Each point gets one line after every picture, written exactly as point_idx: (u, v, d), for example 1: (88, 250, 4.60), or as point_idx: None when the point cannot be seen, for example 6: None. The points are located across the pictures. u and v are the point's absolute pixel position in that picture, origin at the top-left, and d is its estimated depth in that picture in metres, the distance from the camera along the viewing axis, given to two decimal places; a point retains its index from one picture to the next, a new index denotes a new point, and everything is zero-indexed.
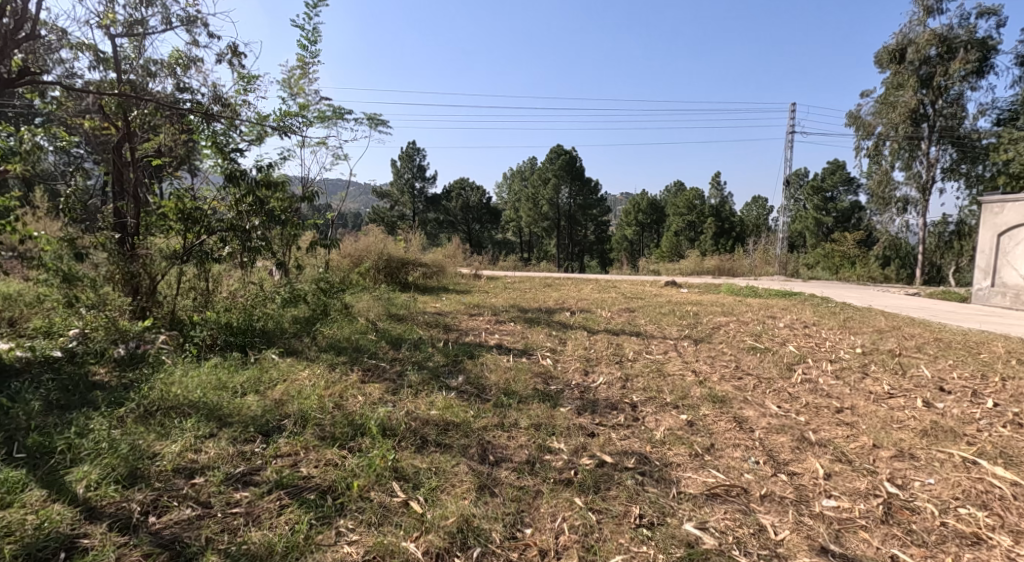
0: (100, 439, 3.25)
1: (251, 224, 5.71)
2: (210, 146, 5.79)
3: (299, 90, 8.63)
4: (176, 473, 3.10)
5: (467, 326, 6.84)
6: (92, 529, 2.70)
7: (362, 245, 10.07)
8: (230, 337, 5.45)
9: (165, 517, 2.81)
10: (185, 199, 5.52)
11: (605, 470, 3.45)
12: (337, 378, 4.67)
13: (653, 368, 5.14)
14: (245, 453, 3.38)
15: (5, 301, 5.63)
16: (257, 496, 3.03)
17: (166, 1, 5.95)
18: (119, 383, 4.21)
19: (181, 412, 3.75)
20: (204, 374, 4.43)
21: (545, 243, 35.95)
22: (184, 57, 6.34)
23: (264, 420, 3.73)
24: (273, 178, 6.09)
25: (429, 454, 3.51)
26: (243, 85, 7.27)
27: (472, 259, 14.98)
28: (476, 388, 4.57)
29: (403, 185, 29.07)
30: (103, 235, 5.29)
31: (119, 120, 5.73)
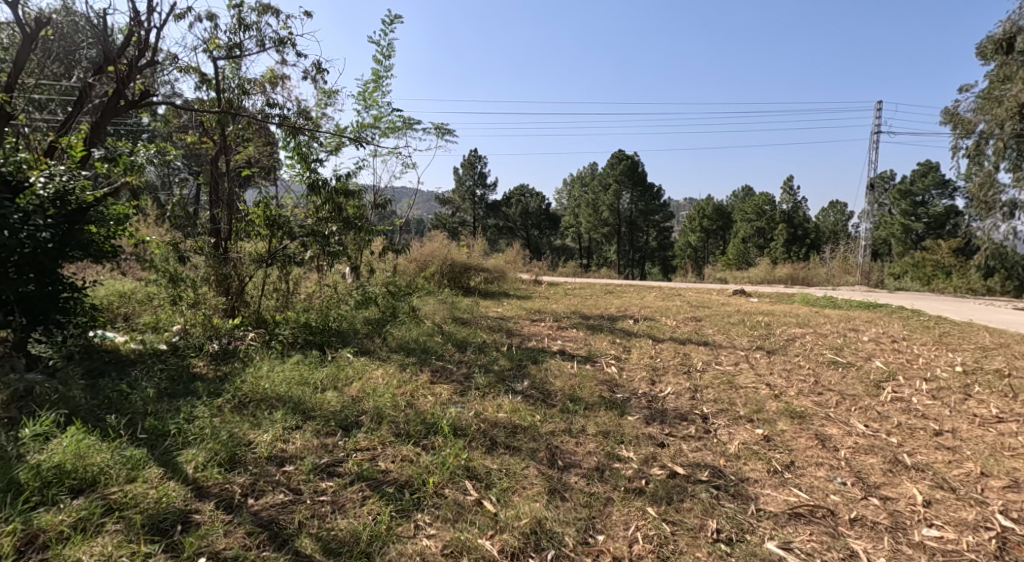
0: (203, 425, 3.49)
1: (329, 229, 6.00)
2: (295, 156, 6.12)
3: (372, 102, 8.99)
4: (269, 461, 3.31)
5: (529, 332, 6.88)
6: (202, 506, 2.88)
7: (427, 250, 10.31)
8: (309, 336, 5.71)
9: (262, 500, 2.98)
10: (271, 206, 5.86)
11: (678, 482, 3.41)
12: (409, 378, 4.82)
13: (724, 379, 5.02)
14: (328, 445, 3.55)
15: (120, 299, 6.12)
16: (341, 486, 3.17)
17: (262, 24, 6.38)
18: (215, 375, 4.51)
19: (270, 404, 3.98)
20: (288, 370, 4.68)
21: (606, 250, 35.61)
22: (275, 76, 6.78)
23: (343, 416, 3.90)
24: (350, 186, 6.40)
25: (498, 456, 3.57)
26: (324, 100, 7.67)
27: (533, 265, 15.06)
28: (542, 393, 4.61)
29: (464, 192, 29.53)
30: (201, 240, 5.74)
31: (217, 135, 6.16)
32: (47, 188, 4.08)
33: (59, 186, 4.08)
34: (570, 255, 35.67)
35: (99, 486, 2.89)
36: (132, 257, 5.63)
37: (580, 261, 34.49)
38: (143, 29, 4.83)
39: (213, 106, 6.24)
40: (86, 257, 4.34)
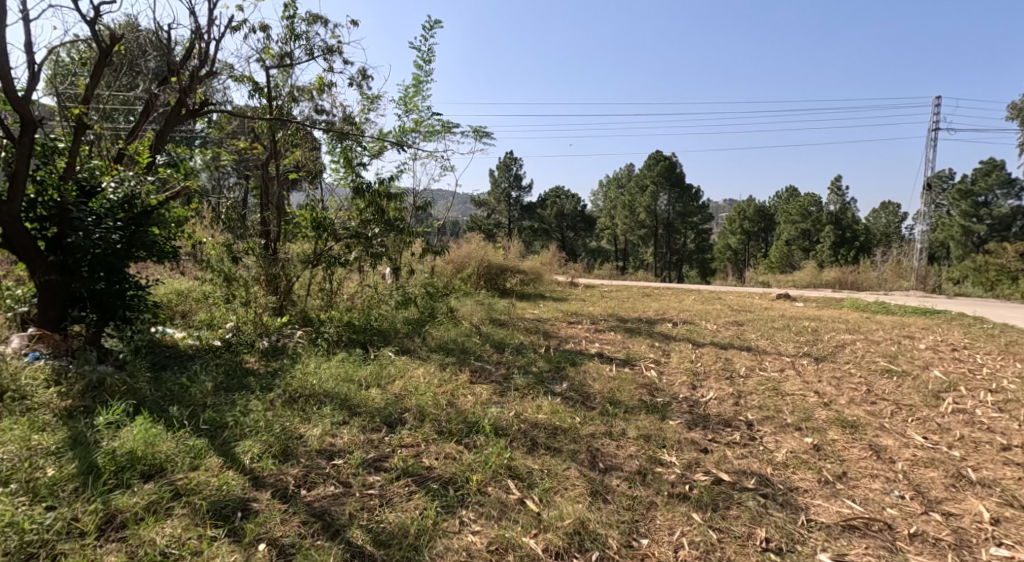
0: (258, 418, 3.62)
1: (372, 231, 6.14)
2: (341, 161, 6.30)
3: (413, 106, 9.14)
4: (319, 454, 3.40)
5: (566, 334, 6.88)
6: (259, 495, 2.99)
7: (464, 252, 10.40)
8: (353, 334, 5.83)
9: (314, 492, 3.08)
10: (316, 209, 6.10)
11: (723, 488, 3.37)
12: (449, 377, 4.88)
13: (769, 386, 4.93)
14: (374, 441, 3.63)
15: (177, 297, 6.38)
16: (388, 480, 3.24)
17: (312, 34, 6.57)
18: (266, 370, 4.66)
19: (318, 400, 4.09)
20: (333, 367, 4.80)
21: (643, 252, 35.25)
22: (323, 83, 6.95)
23: (387, 412, 3.98)
24: (392, 189, 6.55)
25: (539, 456, 3.59)
26: (369, 106, 7.84)
27: (568, 267, 15.03)
28: (580, 396, 4.61)
29: (500, 194, 29.63)
30: (252, 242, 5.95)
31: (267, 141, 6.38)
32: (117, 193, 4.31)
33: (127, 191, 4.30)
34: (607, 257, 35.37)
35: (167, 472, 3.03)
36: (189, 257, 5.85)
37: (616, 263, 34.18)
38: (204, 41, 5.02)
39: (265, 113, 6.44)
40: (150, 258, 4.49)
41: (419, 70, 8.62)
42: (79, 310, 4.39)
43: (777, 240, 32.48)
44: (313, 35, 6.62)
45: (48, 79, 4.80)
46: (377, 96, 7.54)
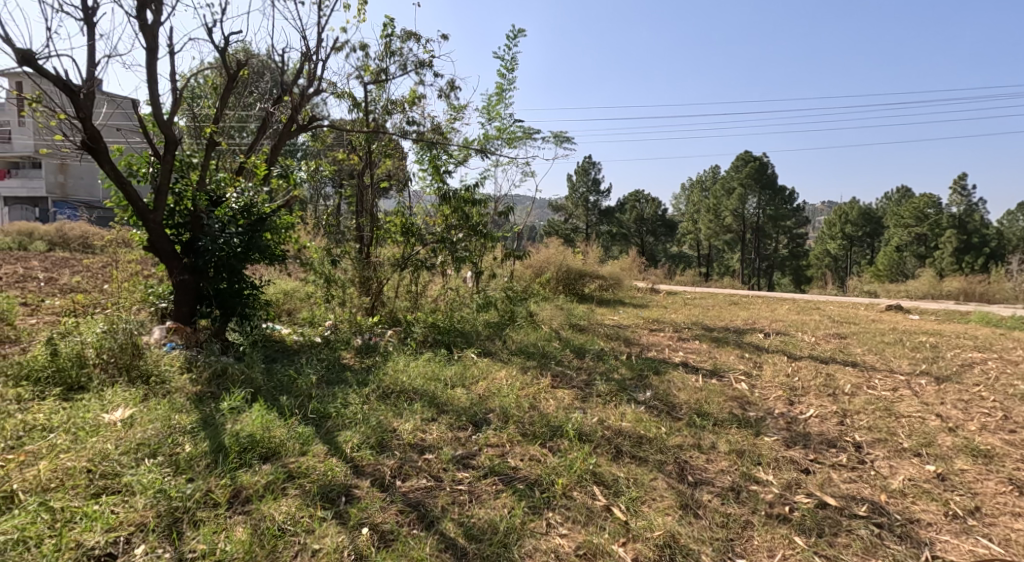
0: (356, 411, 3.85)
1: (456, 236, 6.36)
2: (429, 168, 6.58)
3: (495, 114, 9.37)
4: (411, 447, 3.57)
5: (649, 341, 6.81)
6: (360, 483, 3.17)
7: (542, 257, 10.50)
8: (438, 335, 6.03)
9: (409, 483, 3.24)
10: (404, 215, 6.42)
11: (829, 513, 3.25)
12: (531, 380, 4.97)
13: (880, 405, 4.67)
14: (461, 439, 3.76)
15: (284, 296, 6.91)
16: (476, 478, 3.36)
17: (405, 50, 6.88)
18: (361, 366, 4.93)
19: (409, 396, 4.28)
20: (421, 365, 4.99)
21: (729, 258, 34.07)
22: (415, 96, 7.25)
23: (473, 412, 4.11)
24: (476, 195, 6.74)
25: (625, 465, 3.60)
26: (455, 115, 8.11)
27: (649, 274, 14.83)
28: (665, 405, 4.55)
29: (578, 199, 29.38)
30: (348, 246, 6.37)
31: (363, 152, 6.75)
32: (237, 202, 4.81)
33: (247, 201, 4.79)
34: (690, 263, 34.46)
35: (281, 455, 3.29)
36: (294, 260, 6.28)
37: (700, 269, 33.22)
38: (312, 62, 5.39)
39: (362, 126, 6.80)
40: (263, 260, 4.94)
41: (503, 78, 8.84)
42: (205, 307, 4.83)
43: (887, 246, 30.55)
44: (408, 51, 6.91)
45: (183, 102, 5.32)
46: (463, 105, 7.79)
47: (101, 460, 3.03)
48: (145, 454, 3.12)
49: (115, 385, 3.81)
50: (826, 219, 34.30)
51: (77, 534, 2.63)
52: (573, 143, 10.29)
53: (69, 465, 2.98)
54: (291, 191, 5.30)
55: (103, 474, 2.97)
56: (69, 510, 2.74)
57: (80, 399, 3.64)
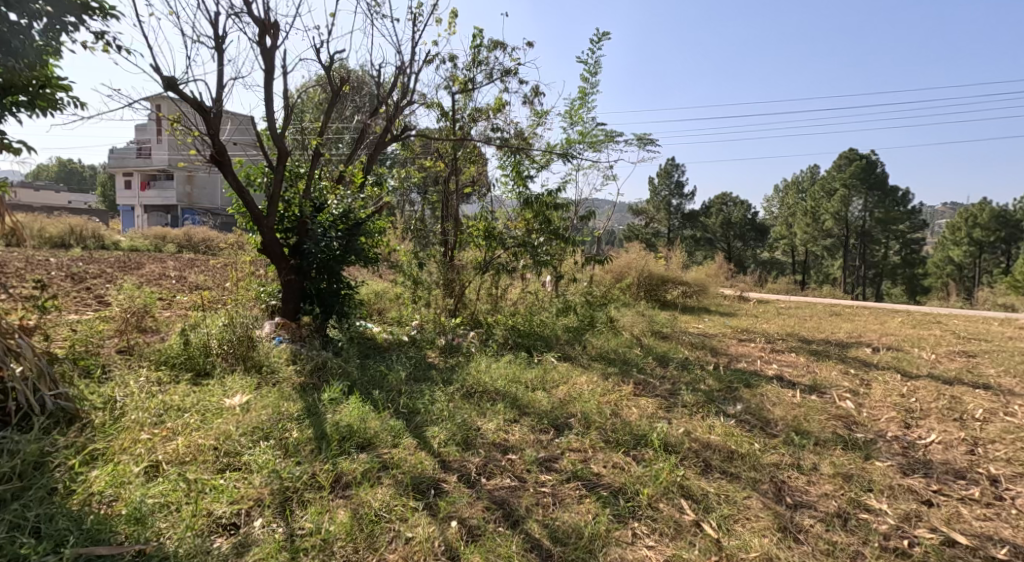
0: (443, 408, 4.02)
1: (537, 240, 6.43)
2: (512, 174, 6.70)
3: (578, 118, 9.40)
4: (494, 446, 3.68)
5: (738, 352, 6.63)
6: (448, 477, 3.31)
7: (623, 262, 10.43)
8: (519, 338, 6.12)
9: (493, 481, 3.33)
10: (486, 219, 6.54)
11: (955, 552, 3.05)
12: (613, 387, 4.96)
13: (1018, 434, 4.32)
14: (544, 441, 3.83)
15: (375, 296, 7.32)
16: (559, 481, 3.41)
17: (492, 59, 7.06)
18: (445, 365, 5.11)
19: (491, 396, 4.40)
20: (502, 367, 5.10)
21: (827, 265, 32.33)
22: (500, 103, 7.42)
23: (555, 415, 4.17)
24: (558, 200, 6.75)
25: (715, 480, 3.53)
26: (538, 121, 8.22)
27: (736, 280, 14.37)
28: (758, 421, 4.43)
29: (660, 202, 29.02)
30: (433, 250, 6.62)
31: (449, 159, 6.97)
32: (337, 208, 5.19)
33: (345, 205, 5.17)
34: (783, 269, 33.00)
35: (375, 446, 3.50)
36: (384, 263, 6.65)
37: (794, 276, 31.71)
38: (406, 75, 5.66)
39: (449, 135, 7.03)
40: (359, 262, 5.27)
41: (587, 83, 8.86)
42: (308, 304, 5.27)
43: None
44: (495, 60, 7.08)
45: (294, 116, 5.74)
46: (546, 111, 7.89)
47: (225, 439, 3.37)
48: (259, 437, 3.44)
49: (233, 372, 4.24)
50: (949, 222, 31.64)
51: (209, 503, 2.92)
52: (656, 146, 10.20)
53: (200, 442, 3.32)
54: (385, 197, 5.66)
55: (226, 452, 3.30)
56: (200, 481, 3.05)
57: (206, 384, 4.06)
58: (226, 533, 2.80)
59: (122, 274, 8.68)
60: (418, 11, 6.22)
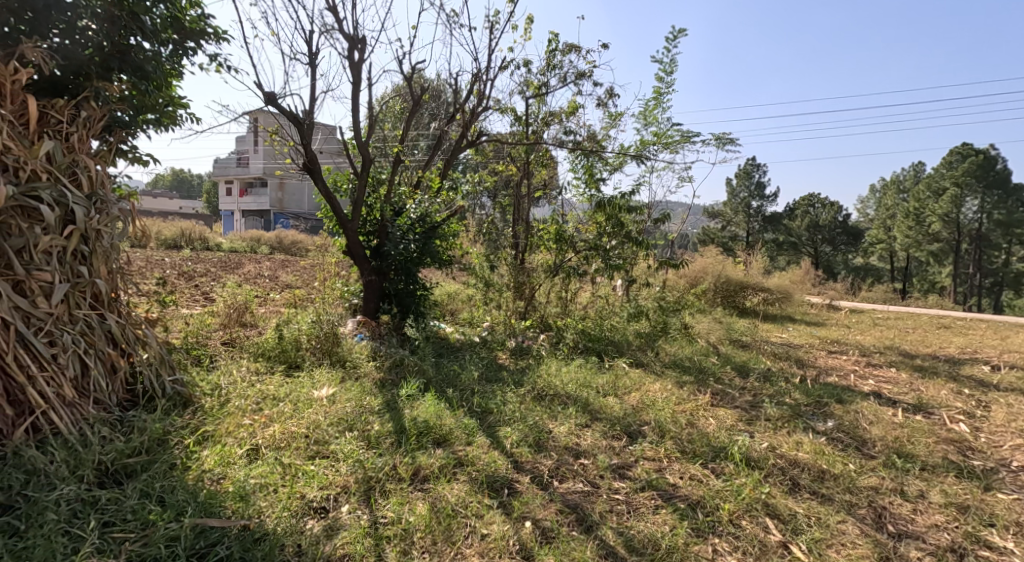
0: (514, 409, 4.08)
1: (609, 243, 6.19)
2: (584, 177, 6.58)
3: (653, 119, 9.18)
4: (566, 450, 3.65)
5: (828, 364, 6.24)
6: (521, 477, 3.33)
7: (699, 266, 10.12)
8: (590, 343, 5.98)
9: (565, 484, 3.30)
10: (557, 222, 6.39)
11: None
12: (689, 396, 4.75)
13: None
14: (616, 448, 3.74)
15: (448, 298, 7.42)
16: (633, 489, 3.30)
17: (566, 62, 6.97)
18: (516, 366, 5.08)
19: (563, 400, 4.37)
20: (573, 371, 4.99)
21: (930, 272, 30.12)
22: (573, 107, 7.32)
23: (627, 422, 4.07)
24: (632, 202, 6.43)
25: (804, 500, 3.30)
26: (611, 123, 8.07)
27: (826, 288, 13.61)
28: (852, 439, 4.12)
29: (737, 205, 28.19)
30: (505, 252, 6.59)
31: (521, 163, 6.95)
32: (416, 212, 5.39)
33: (423, 210, 5.34)
34: (878, 276, 31.04)
35: (451, 442, 3.59)
36: (458, 266, 6.75)
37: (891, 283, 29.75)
38: (482, 82, 5.67)
39: (521, 139, 7.01)
40: (435, 264, 5.45)
41: (662, 82, 8.63)
42: (388, 304, 5.47)
43: None
44: (569, 64, 6.99)
45: (377, 124, 5.90)
46: (620, 113, 7.73)
47: (316, 428, 3.55)
48: (344, 428, 3.60)
49: (322, 365, 4.50)
50: None
51: (302, 487, 3.05)
52: (732, 144, 9.85)
53: (292, 431, 3.50)
54: (459, 201, 5.71)
55: (316, 440, 3.47)
56: (294, 466, 3.21)
57: (297, 376, 4.32)
58: (317, 516, 2.92)
59: (224, 273, 9.27)
60: (495, 20, 6.27)
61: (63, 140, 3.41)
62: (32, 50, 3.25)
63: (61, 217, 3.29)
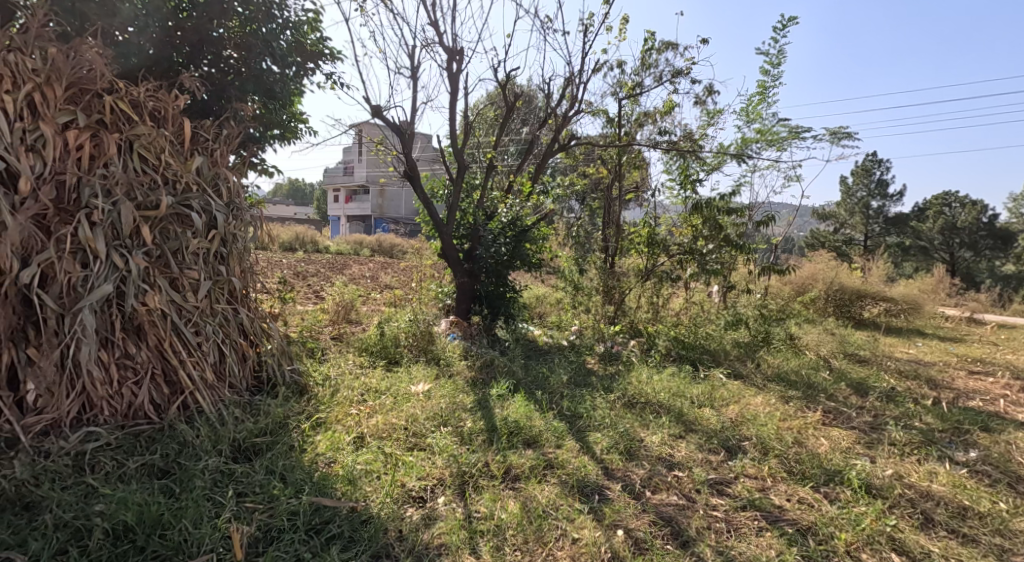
0: (604, 414, 3.85)
1: (707, 247, 5.73)
2: (680, 178, 6.16)
3: (756, 115, 8.54)
4: (658, 461, 3.42)
5: (966, 386, 5.48)
6: (612, 485, 3.15)
7: (808, 272, 9.34)
8: (683, 351, 5.50)
9: (659, 496, 3.09)
10: (650, 225, 5.98)
11: None
12: (796, 413, 4.24)
13: None
14: (713, 462, 3.44)
15: (536, 300, 7.22)
16: (733, 508, 3.03)
17: (664, 59, 6.58)
18: (606, 372, 4.77)
19: (655, 409, 4.06)
20: (665, 380, 4.58)
21: None
22: (670, 106, 6.91)
23: (725, 436, 3.71)
24: (733, 205, 5.96)
25: (940, 539, 2.85)
26: (709, 121, 7.56)
27: (964, 299, 12.13)
28: (1004, 474, 3.48)
29: (850, 205, 25.80)
30: (594, 256, 6.25)
31: (612, 165, 6.68)
32: (507, 216, 5.18)
33: (514, 213, 5.12)
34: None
35: (540, 444, 3.47)
36: (548, 269, 6.57)
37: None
38: (574, 86, 5.55)
39: (614, 141, 6.70)
40: (525, 267, 5.24)
41: (768, 75, 8.00)
42: (478, 305, 5.34)
43: None
44: (666, 61, 6.61)
45: (471, 131, 5.83)
46: (720, 110, 7.24)
47: (414, 422, 3.53)
48: (439, 422, 3.57)
49: (419, 361, 4.44)
50: None
51: (402, 476, 3.05)
52: (845, 138, 9.00)
53: (393, 422, 3.51)
54: (549, 204, 5.41)
55: (415, 433, 3.45)
56: (395, 456, 3.21)
57: (397, 370, 4.29)
58: (417, 504, 2.90)
59: (332, 273, 9.55)
60: (589, 21, 6.05)
61: (210, 155, 3.57)
62: (189, 80, 3.48)
63: (206, 223, 3.39)
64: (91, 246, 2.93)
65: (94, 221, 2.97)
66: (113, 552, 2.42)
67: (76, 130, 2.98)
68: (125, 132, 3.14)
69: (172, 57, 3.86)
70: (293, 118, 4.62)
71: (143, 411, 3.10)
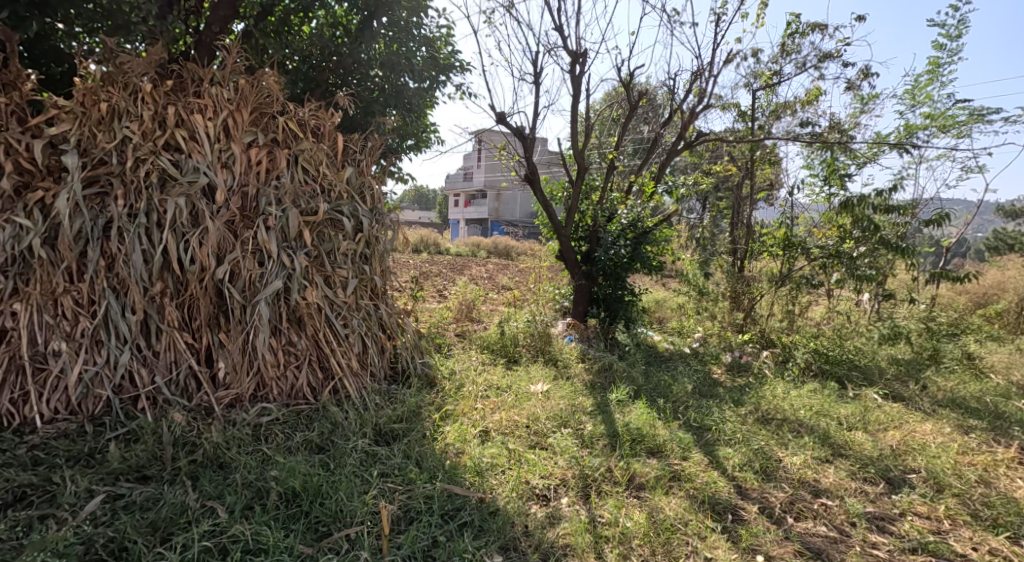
0: (736, 428, 3.17)
1: (857, 251, 4.66)
2: (826, 173, 5.21)
3: (926, 97, 7.28)
4: (800, 485, 2.73)
5: None
6: (746, 505, 2.56)
7: (994, 281, 7.77)
8: (825, 365, 4.55)
9: (804, 525, 2.48)
10: (785, 227, 5.06)
11: None
12: (980, 446, 3.24)
13: None
14: (870, 493, 2.71)
15: (656, 304, 6.52)
16: (900, 548, 2.38)
17: (812, 43, 5.68)
18: (736, 384, 4.04)
19: (794, 427, 3.29)
20: (806, 396, 3.78)
21: None
22: (815, 94, 5.99)
23: (886, 464, 2.92)
24: (891, 205, 4.97)
25: None
26: (862, 107, 6.51)
27: None
28: None
29: None
30: (720, 259, 5.52)
31: (744, 160, 5.91)
32: (627, 217, 4.57)
33: (634, 215, 4.51)
34: None
35: (664, 454, 2.87)
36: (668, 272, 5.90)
37: None
38: (703, 80, 4.95)
39: (745, 135, 5.91)
40: (644, 269, 4.64)
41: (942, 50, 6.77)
42: (596, 308, 4.82)
43: None
44: (812, 44, 5.70)
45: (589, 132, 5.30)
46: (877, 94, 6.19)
47: (536, 421, 3.05)
48: (560, 423, 3.06)
49: (536, 362, 3.98)
50: None
51: (527, 472, 2.61)
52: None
53: (515, 418, 3.05)
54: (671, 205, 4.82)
55: (536, 432, 2.98)
56: (517, 451, 2.76)
57: (515, 368, 3.85)
58: (541, 502, 2.48)
59: (451, 273, 9.40)
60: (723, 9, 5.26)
61: (358, 167, 3.21)
62: (344, 98, 3.21)
63: (354, 227, 3.11)
64: (267, 247, 2.75)
65: (270, 226, 2.77)
66: (285, 514, 2.21)
67: (257, 148, 2.79)
68: (294, 147, 2.89)
69: (329, 80, 3.66)
70: (428, 128, 4.35)
71: (304, 393, 2.85)
